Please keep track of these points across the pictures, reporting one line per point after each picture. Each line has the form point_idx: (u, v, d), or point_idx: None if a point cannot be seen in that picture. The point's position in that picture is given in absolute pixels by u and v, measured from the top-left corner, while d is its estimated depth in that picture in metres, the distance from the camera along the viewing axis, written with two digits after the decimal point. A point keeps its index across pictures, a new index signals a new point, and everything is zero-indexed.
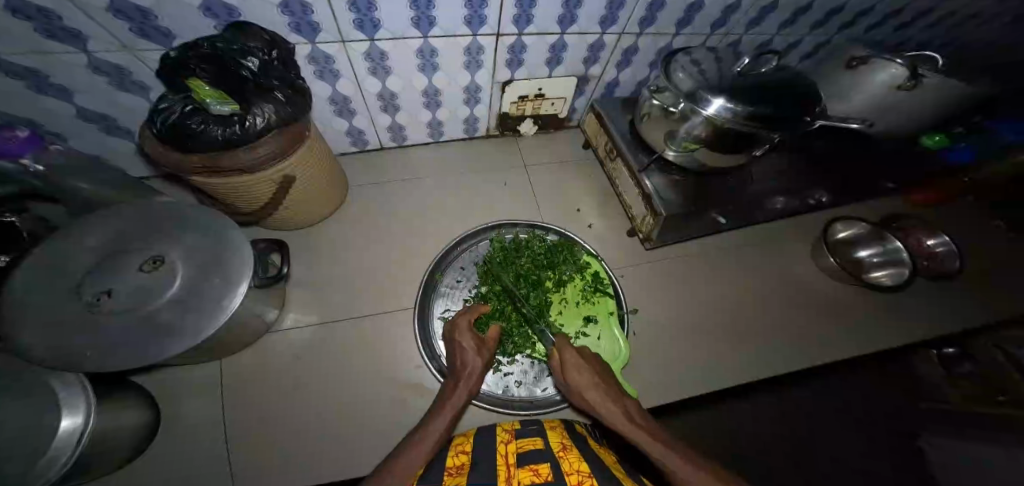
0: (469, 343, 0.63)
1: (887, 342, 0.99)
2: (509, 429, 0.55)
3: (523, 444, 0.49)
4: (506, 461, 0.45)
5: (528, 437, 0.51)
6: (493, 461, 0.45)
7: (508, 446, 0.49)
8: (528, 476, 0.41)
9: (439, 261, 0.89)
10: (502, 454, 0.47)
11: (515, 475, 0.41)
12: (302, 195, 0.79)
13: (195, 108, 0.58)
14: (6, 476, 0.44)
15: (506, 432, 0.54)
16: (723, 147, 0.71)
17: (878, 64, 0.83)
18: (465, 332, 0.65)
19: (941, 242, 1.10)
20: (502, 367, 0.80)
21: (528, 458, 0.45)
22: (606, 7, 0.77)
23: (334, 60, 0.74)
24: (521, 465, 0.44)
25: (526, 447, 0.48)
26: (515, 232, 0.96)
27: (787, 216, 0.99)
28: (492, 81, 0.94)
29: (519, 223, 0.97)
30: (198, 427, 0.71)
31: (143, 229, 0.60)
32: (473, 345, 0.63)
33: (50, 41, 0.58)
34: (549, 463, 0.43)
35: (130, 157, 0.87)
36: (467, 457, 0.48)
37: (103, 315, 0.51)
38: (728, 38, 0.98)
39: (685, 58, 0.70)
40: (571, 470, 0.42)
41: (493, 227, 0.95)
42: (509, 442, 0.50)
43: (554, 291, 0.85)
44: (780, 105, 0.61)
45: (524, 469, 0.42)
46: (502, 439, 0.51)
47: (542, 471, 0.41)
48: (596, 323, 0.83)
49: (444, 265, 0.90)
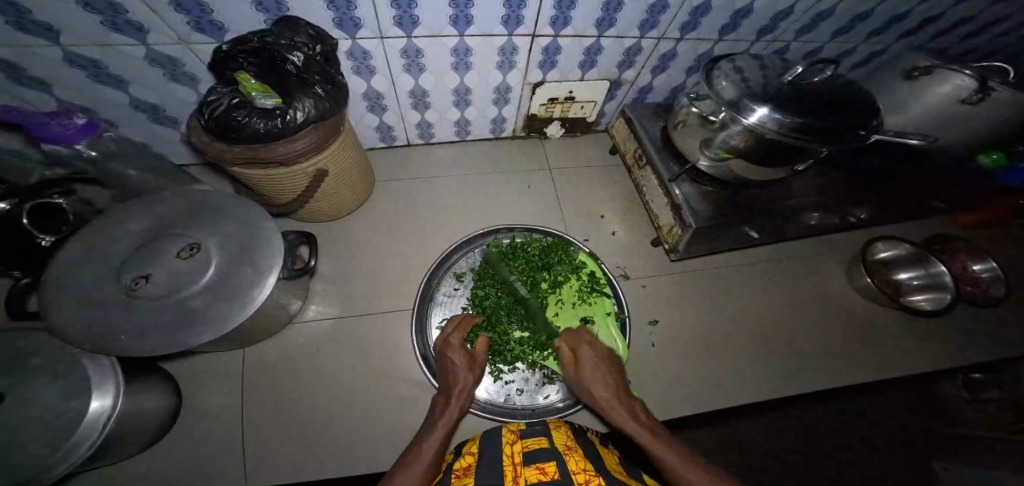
0: (460, 359, 0.66)
1: (923, 368, 0.94)
2: (513, 428, 0.54)
3: (529, 444, 0.48)
4: (512, 460, 0.45)
5: (534, 436, 0.50)
6: (499, 461, 0.46)
7: (513, 446, 0.49)
8: (534, 474, 0.41)
9: (435, 269, 0.88)
10: (508, 454, 0.47)
11: (521, 474, 0.42)
12: (334, 188, 0.80)
13: (241, 101, 0.59)
14: (33, 456, 0.46)
15: (511, 432, 0.53)
16: (761, 157, 0.68)
17: (943, 76, 0.81)
18: (456, 350, 0.67)
19: (986, 267, 1.04)
20: (503, 376, 0.79)
21: (535, 457, 0.45)
22: (648, 10, 0.75)
23: (371, 57, 0.75)
24: (527, 464, 0.44)
25: (530, 447, 0.47)
26: (512, 237, 0.94)
27: (822, 233, 0.94)
28: (523, 82, 0.93)
29: (516, 227, 0.95)
30: (218, 413, 0.72)
31: (180, 217, 0.61)
32: (464, 361, 0.66)
33: (113, 33, 0.59)
34: (556, 461, 0.43)
35: (176, 146, 0.90)
36: (476, 458, 0.48)
37: (139, 299, 0.52)
38: (775, 45, 0.94)
39: (728, 65, 0.67)
40: (577, 470, 0.42)
41: (488, 232, 0.95)
42: (514, 441, 0.50)
43: (549, 293, 0.83)
44: (830, 120, 0.58)
45: (530, 467, 0.43)
46: (507, 439, 0.51)
47: (548, 470, 0.42)
48: (593, 324, 0.82)
49: (441, 273, 0.89)
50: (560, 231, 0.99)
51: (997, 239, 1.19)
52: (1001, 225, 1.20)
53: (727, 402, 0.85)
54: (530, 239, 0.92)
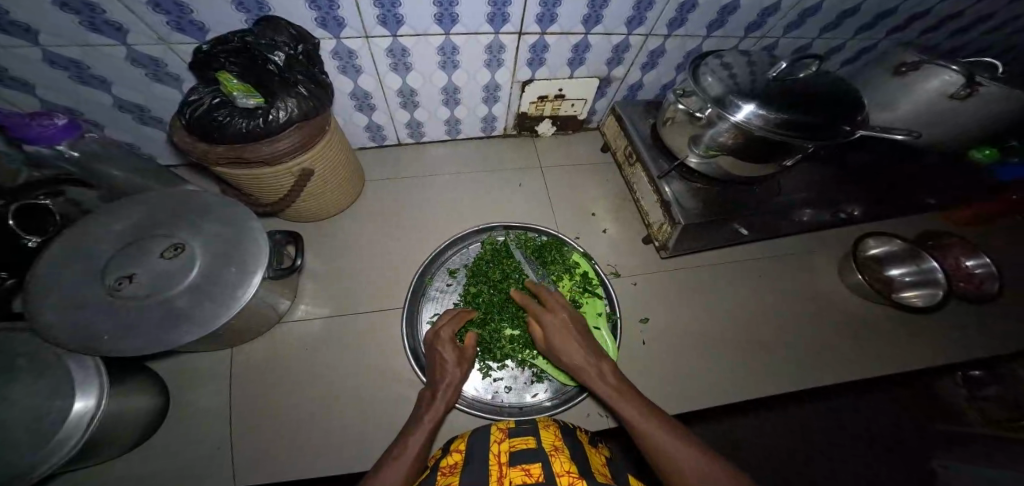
0: (450, 354, 0.65)
1: (916, 364, 0.94)
2: (503, 427, 0.54)
3: (517, 443, 0.48)
4: (498, 460, 0.45)
5: (522, 435, 0.50)
6: (486, 461, 0.46)
7: (500, 445, 0.49)
8: (519, 475, 0.41)
9: (429, 263, 0.88)
10: (494, 453, 0.47)
11: (506, 475, 0.42)
12: (322, 187, 0.80)
13: (223, 101, 0.60)
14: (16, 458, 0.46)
15: (499, 430, 0.53)
16: (749, 153, 0.67)
17: (931, 71, 0.79)
18: (447, 344, 0.66)
19: (980, 263, 1.03)
20: (492, 373, 0.79)
21: (521, 457, 0.45)
22: (634, 7, 0.75)
23: (356, 56, 0.75)
24: (513, 464, 0.44)
25: (518, 446, 0.48)
26: (507, 235, 0.94)
27: (813, 229, 0.94)
28: (512, 81, 0.93)
29: (511, 226, 0.95)
30: (207, 414, 0.72)
31: (165, 217, 0.61)
32: (453, 356, 0.65)
33: (92, 34, 0.59)
34: (541, 462, 0.43)
35: (163, 147, 0.90)
36: (462, 457, 0.48)
37: (124, 299, 0.52)
38: (764, 42, 0.94)
39: (715, 61, 0.67)
40: (562, 470, 0.42)
41: (485, 229, 0.94)
42: (502, 440, 0.50)
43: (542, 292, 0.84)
44: (816, 115, 0.58)
45: (516, 468, 0.43)
46: (495, 437, 0.51)
47: (533, 471, 0.41)
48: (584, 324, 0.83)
49: (436, 267, 0.89)
50: (552, 229, 1.00)
51: (991, 235, 1.18)
52: (995, 220, 1.19)
53: (718, 399, 0.85)
54: (525, 238, 0.92)
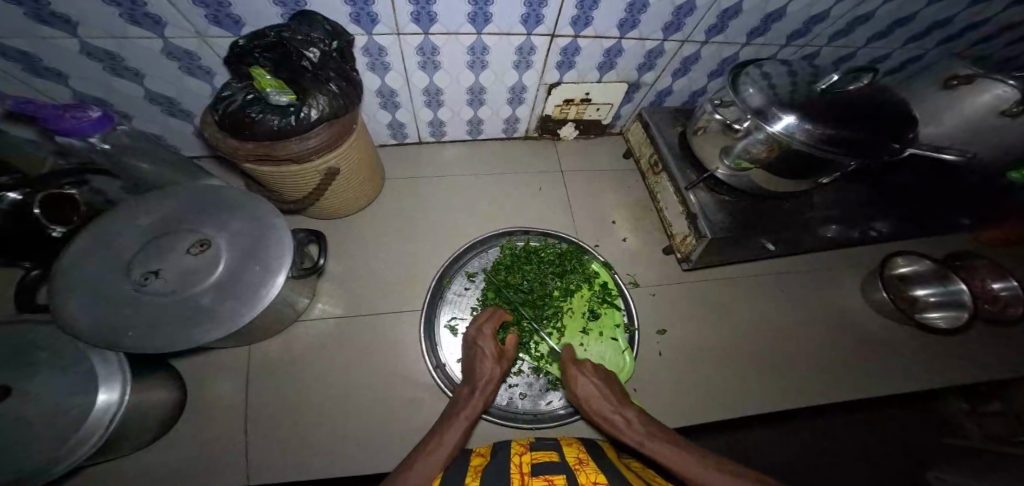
0: (490, 349, 0.64)
1: (937, 383, 0.92)
2: (523, 441, 0.52)
3: (538, 456, 0.47)
4: (520, 471, 0.44)
5: (544, 450, 0.49)
6: (506, 470, 0.44)
7: (521, 457, 0.47)
8: (541, 484, 0.40)
9: (448, 266, 0.87)
10: (516, 464, 0.46)
11: (528, 482, 0.41)
12: (342, 187, 0.78)
13: (254, 98, 0.58)
14: (37, 454, 0.45)
15: (521, 444, 0.51)
16: (784, 167, 0.66)
17: (984, 84, 0.75)
18: (488, 339, 0.66)
19: (1006, 285, 1.01)
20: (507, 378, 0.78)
21: (543, 468, 0.44)
22: (673, 12, 0.73)
23: (386, 53, 0.73)
24: (535, 474, 0.43)
25: (539, 459, 0.46)
26: (527, 239, 0.93)
27: (839, 246, 0.92)
28: (539, 83, 0.91)
29: (532, 230, 0.94)
30: (223, 410, 0.72)
31: (192, 212, 0.60)
32: (493, 353, 0.64)
33: (130, 26, 0.58)
34: (564, 473, 0.42)
35: (188, 138, 0.89)
36: (482, 467, 0.46)
37: (149, 294, 0.51)
38: (805, 50, 0.92)
39: (757, 72, 0.65)
40: (586, 480, 0.41)
41: (505, 234, 0.94)
42: (523, 453, 0.48)
43: (561, 301, 0.82)
44: (869, 128, 0.56)
45: (538, 478, 0.42)
46: (516, 451, 0.49)
47: (556, 480, 0.40)
48: (602, 336, 0.81)
49: (453, 270, 0.88)
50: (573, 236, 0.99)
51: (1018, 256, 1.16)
52: None
53: (737, 411, 0.84)
54: (547, 244, 0.91)
